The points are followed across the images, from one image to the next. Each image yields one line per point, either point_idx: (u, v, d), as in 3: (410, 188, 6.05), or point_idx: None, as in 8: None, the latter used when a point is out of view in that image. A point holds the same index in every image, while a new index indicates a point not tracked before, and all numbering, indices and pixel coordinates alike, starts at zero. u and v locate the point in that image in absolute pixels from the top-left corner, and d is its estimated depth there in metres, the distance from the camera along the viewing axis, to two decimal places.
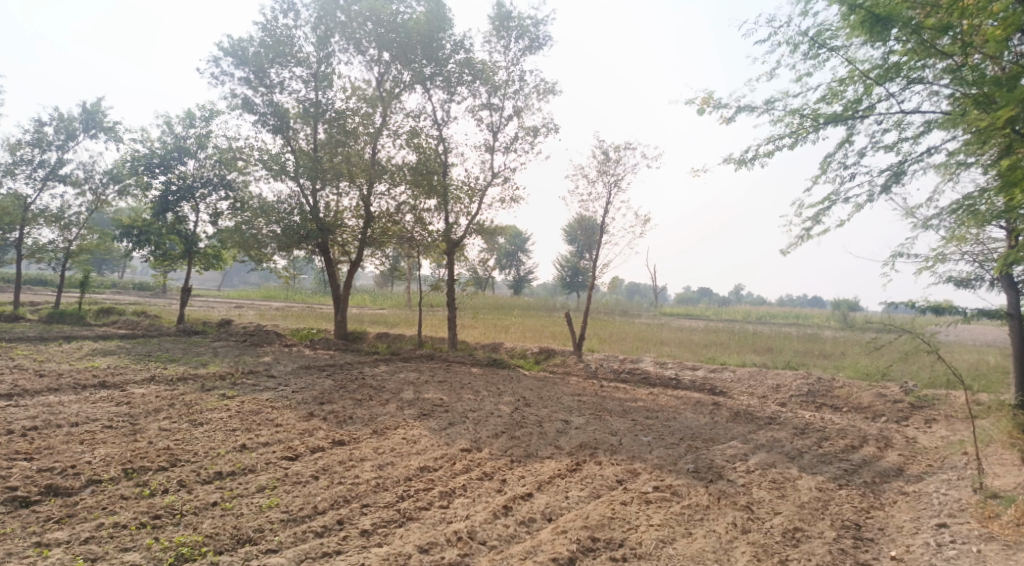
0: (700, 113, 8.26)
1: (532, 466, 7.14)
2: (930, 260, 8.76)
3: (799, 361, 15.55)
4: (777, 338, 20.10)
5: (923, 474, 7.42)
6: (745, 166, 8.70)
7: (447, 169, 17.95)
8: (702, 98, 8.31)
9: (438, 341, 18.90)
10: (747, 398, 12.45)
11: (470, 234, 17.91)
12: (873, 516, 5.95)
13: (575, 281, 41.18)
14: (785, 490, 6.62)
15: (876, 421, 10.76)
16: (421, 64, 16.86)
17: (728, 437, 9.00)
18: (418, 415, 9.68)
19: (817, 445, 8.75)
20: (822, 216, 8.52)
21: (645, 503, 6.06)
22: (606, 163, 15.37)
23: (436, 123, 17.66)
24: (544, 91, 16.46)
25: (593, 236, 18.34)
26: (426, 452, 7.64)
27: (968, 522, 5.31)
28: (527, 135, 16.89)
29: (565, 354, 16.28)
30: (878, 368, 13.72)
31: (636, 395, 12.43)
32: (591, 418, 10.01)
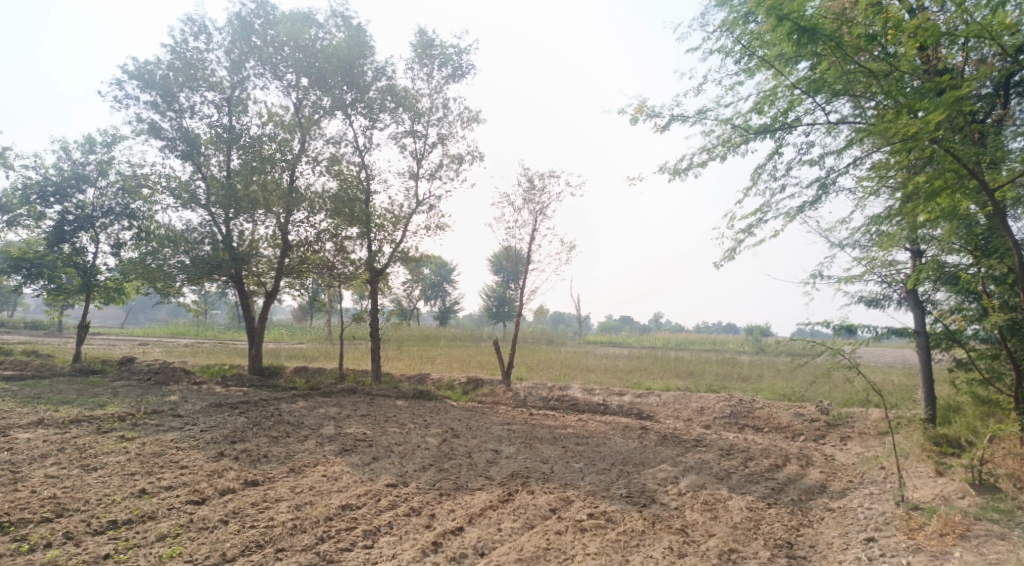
0: (636, 119, 8.01)
1: (462, 498, 6.82)
2: (844, 280, 9.10)
3: (720, 385, 15.93)
4: (698, 362, 20.59)
5: (845, 490, 7.58)
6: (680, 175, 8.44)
7: (369, 196, 17.52)
8: (637, 106, 8.09)
9: (361, 374, 18.25)
10: (674, 422, 12.55)
11: (394, 263, 17.51)
12: (803, 533, 5.97)
13: (501, 311, 41.14)
14: (717, 512, 6.59)
15: (795, 440, 11.05)
16: (342, 90, 16.58)
17: (658, 461, 8.97)
18: (339, 451, 9.16)
19: (744, 465, 8.84)
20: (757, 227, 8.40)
21: (580, 532, 5.85)
22: (530, 190, 15.44)
23: (358, 150, 17.30)
24: (468, 119, 16.46)
25: (519, 265, 18.29)
26: (348, 489, 7.19)
27: (894, 534, 5.35)
28: (452, 162, 16.80)
29: (493, 383, 16.03)
30: (794, 389, 14.19)
31: (565, 422, 12.30)
32: (521, 447, 9.78)
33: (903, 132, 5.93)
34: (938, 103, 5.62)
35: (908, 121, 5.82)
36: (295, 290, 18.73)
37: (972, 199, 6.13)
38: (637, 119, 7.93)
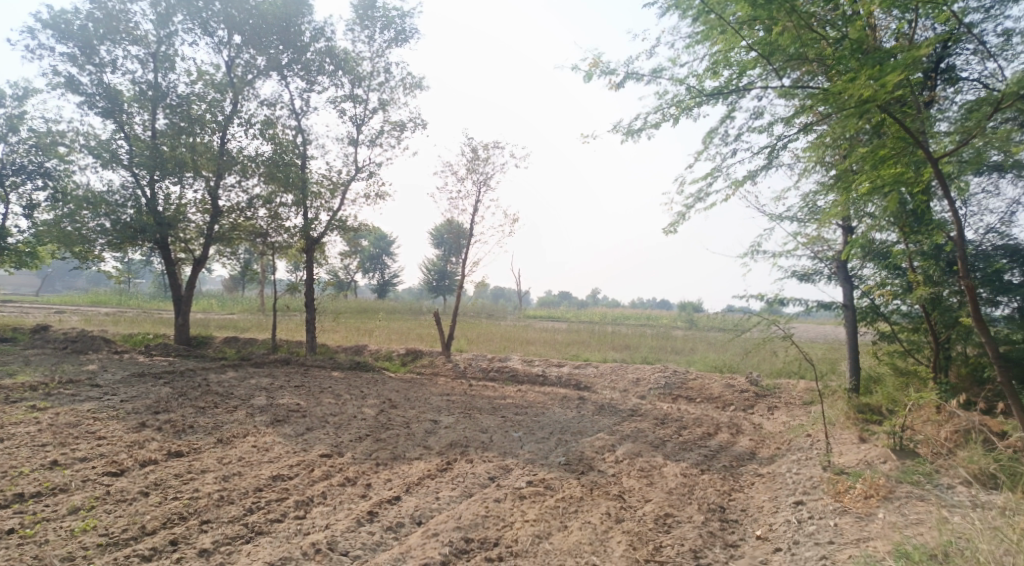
0: (587, 75, 7.26)
1: (399, 468, 6.68)
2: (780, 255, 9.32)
3: (655, 357, 16.30)
4: (634, 336, 21.04)
5: (773, 457, 7.83)
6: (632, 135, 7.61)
7: (306, 161, 16.87)
8: (591, 59, 7.33)
9: (294, 345, 17.75)
10: (611, 392, 12.72)
11: (331, 231, 16.96)
12: (734, 498, 6.12)
13: (442, 285, 40.86)
14: (652, 478, 6.68)
15: (726, 410, 11.37)
16: (277, 50, 15.82)
17: (595, 430, 9.05)
18: (271, 421, 8.85)
19: (677, 434, 9.02)
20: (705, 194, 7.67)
21: (519, 499, 5.82)
22: (474, 161, 15.19)
23: (294, 113, 16.60)
24: (412, 85, 16.00)
25: (461, 239, 18.06)
26: (279, 460, 6.94)
27: (822, 497, 5.51)
28: (393, 129, 16.33)
29: (433, 355, 15.86)
30: (725, 361, 14.65)
31: (504, 393, 12.28)
32: (460, 417, 9.69)
33: (856, 96, 5.19)
34: (897, 63, 4.95)
35: (863, 86, 5.13)
36: (225, 257, 17.95)
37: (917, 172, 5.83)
38: (589, 74, 7.21)
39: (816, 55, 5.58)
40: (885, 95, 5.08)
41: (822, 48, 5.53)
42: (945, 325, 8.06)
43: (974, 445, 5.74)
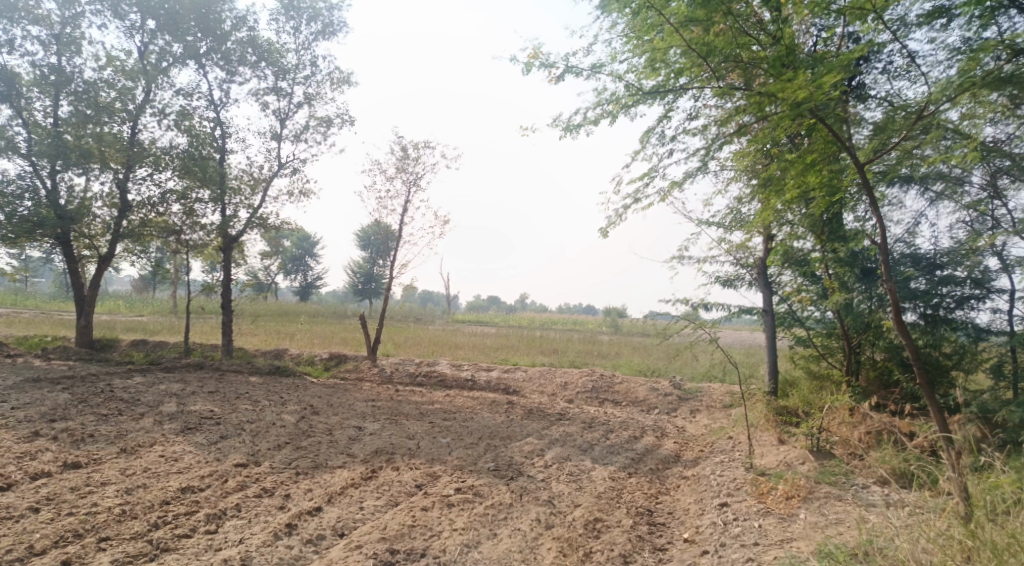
0: (528, 67, 6.86)
1: (322, 476, 6.37)
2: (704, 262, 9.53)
3: (582, 361, 16.44)
4: (562, 340, 21.18)
5: (698, 459, 7.96)
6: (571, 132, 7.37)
7: (225, 155, 16.09)
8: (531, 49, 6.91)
9: (210, 349, 16.87)
10: (539, 396, 12.70)
11: (251, 229, 16.23)
12: (661, 501, 6.16)
13: (368, 288, 40.01)
14: (581, 482, 6.65)
15: (651, 413, 11.54)
16: (195, 37, 15.05)
17: (524, 434, 8.98)
18: (181, 429, 8.31)
19: (605, 437, 9.06)
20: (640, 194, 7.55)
21: (447, 507, 5.65)
22: (404, 161, 14.90)
23: (213, 104, 15.83)
24: (340, 80, 15.55)
25: (389, 242, 17.70)
26: (190, 470, 6.49)
27: (745, 499, 5.60)
28: (319, 126, 15.83)
29: (358, 360, 15.42)
30: (650, 366, 14.94)
31: (432, 398, 12.04)
32: (386, 423, 9.40)
33: (793, 97, 5.15)
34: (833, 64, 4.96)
35: (800, 87, 5.11)
36: (135, 255, 16.86)
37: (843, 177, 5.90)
38: (530, 68, 6.83)
39: (750, 58, 5.53)
40: (820, 96, 5.09)
41: (757, 52, 5.49)
42: (857, 330, 8.43)
43: (885, 445, 6.01)
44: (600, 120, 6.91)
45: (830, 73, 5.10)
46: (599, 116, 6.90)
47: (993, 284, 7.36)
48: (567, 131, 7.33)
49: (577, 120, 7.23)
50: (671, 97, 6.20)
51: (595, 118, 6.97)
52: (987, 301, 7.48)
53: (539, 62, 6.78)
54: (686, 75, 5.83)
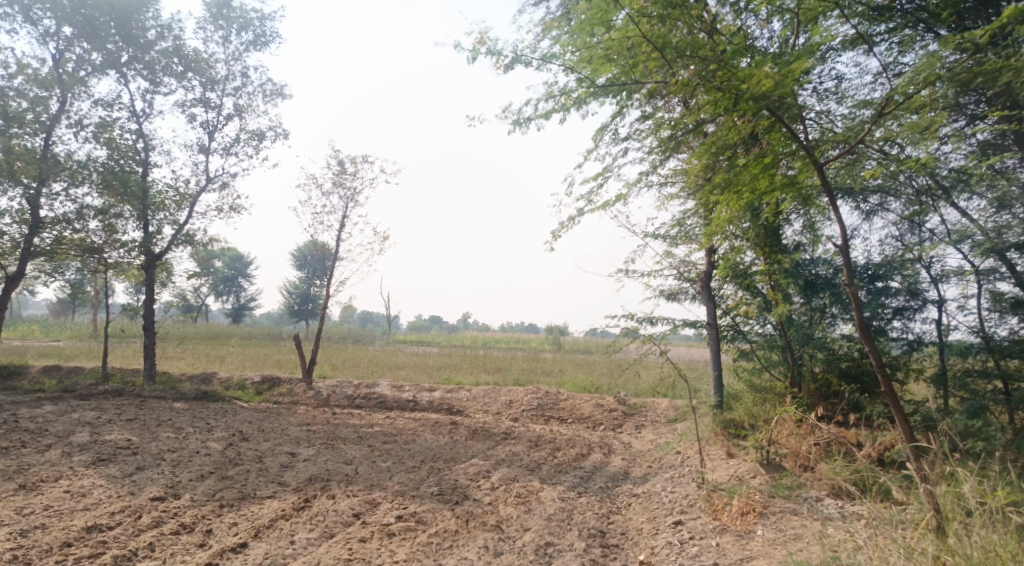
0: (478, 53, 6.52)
1: (248, 509, 5.84)
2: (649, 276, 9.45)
3: (526, 379, 16.19)
4: (505, 359, 20.86)
5: (647, 475, 7.77)
6: (521, 126, 7.07)
7: (148, 169, 15.23)
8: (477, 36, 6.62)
9: (130, 373, 15.78)
10: (483, 415, 12.36)
11: (176, 246, 15.36)
12: (613, 521, 5.92)
13: (304, 309, 38.83)
14: (530, 504, 6.34)
15: (596, 429, 11.35)
16: (115, 45, 14.24)
17: (469, 456, 8.62)
18: (92, 461, 7.57)
19: (552, 456, 8.79)
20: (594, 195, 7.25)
21: (387, 538, 5.24)
22: (341, 175, 14.43)
23: (135, 115, 14.99)
24: (272, 91, 15.02)
25: (326, 264, 17.13)
26: (98, 507, 5.83)
27: (700, 516, 5.41)
28: (250, 139, 15.22)
29: (292, 382, 14.71)
30: (592, 382, 14.82)
31: (372, 420, 11.52)
32: (322, 448, 8.88)
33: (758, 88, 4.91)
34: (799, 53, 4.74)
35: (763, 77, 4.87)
36: (47, 275, 15.63)
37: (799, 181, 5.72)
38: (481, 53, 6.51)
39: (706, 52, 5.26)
40: (788, 85, 4.85)
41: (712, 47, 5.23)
42: (799, 342, 8.48)
43: (835, 456, 5.96)
44: (551, 114, 6.55)
45: (796, 64, 4.90)
46: (550, 110, 6.55)
47: (929, 293, 7.48)
48: (516, 124, 7.02)
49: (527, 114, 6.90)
50: (623, 94, 5.90)
51: (546, 111, 6.62)
52: (923, 311, 7.58)
53: (485, 47, 6.50)
54: (641, 69, 5.55)
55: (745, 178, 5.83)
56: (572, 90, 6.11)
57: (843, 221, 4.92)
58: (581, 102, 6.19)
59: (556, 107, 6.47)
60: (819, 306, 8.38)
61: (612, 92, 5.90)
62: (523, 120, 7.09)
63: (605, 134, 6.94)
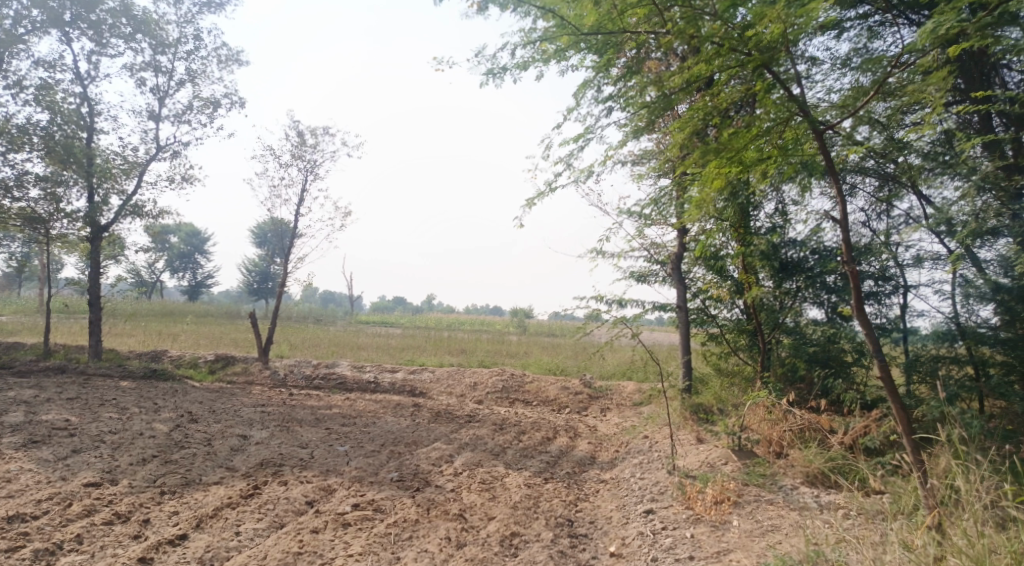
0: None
1: (191, 497, 5.41)
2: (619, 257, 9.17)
3: (490, 360, 15.92)
4: (469, 340, 20.55)
5: (614, 460, 7.56)
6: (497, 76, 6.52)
7: (93, 136, 14.36)
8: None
9: (74, 350, 15.00)
10: (446, 398, 12.04)
11: (124, 218, 14.56)
12: (581, 509, 5.68)
13: (264, 287, 37.84)
14: (495, 491, 6.06)
15: (561, 412, 11.13)
16: (58, 1, 13.29)
17: (431, 439, 8.30)
18: (23, 444, 7.02)
19: (517, 440, 8.52)
20: (579, 152, 6.91)
21: (342, 528, 4.90)
22: (301, 146, 13.83)
23: (78, 77, 14.09)
24: (228, 57, 14.28)
25: (285, 242, 16.55)
26: (23, 494, 5.34)
27: (672, 505, 5.19)
28: (205, 106, 14.48)
29: (247, 362, 14.17)
30: (557, 364, 14.60)
31: (330, 402, 11.10)
32: (276, 431, 8.46)
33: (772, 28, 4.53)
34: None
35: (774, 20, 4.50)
36: None
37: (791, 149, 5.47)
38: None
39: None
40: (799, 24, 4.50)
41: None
42: (770, 326, 8.35)
43: (808, 444, 5.81)
44: (527, 65, 6.07)
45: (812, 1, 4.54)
46: (526, 62, 6.05)
47: (900, 278, 7.40)
48: (491, 74, 6.46)
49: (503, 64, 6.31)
50: (608, 46, 5.49)
51: (521, 63, 6.12)
52: (893, 296, 7.52)
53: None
54: (630, 18, 5.11)
55: (736, 144, 5.52)
56: (553, 35, 5.61)
57: (844, 191, 4.68)
58: (562, 55, 5.74)
59: (534, 57, 5.98)
60: (791, 289, 8.24)
61: (596, 45, 5.46)
62: (497, 71, 6.52)
63: (587, 91, 6.53)
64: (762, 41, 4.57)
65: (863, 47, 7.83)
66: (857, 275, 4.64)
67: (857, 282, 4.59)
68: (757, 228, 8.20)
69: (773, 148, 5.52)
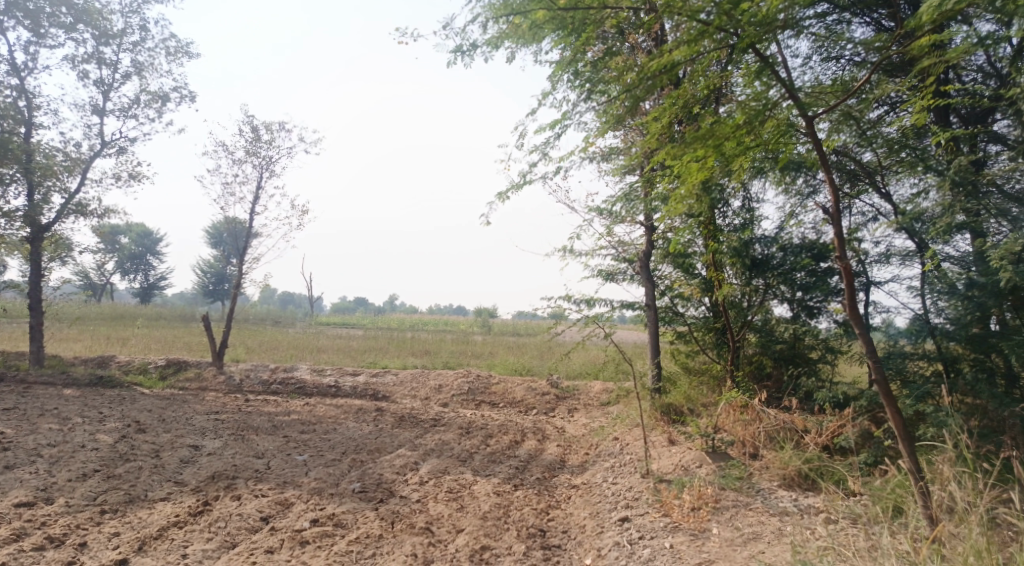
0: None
1: (134, 516, 5.00)
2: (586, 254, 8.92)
3: (455, 361, 15.62)
4: (433, 341, 20.22)
5: (584, 464, 7.35)
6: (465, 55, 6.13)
7: (31, 131, 13.55)
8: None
9: (13, 357, 14.15)
10: (410, 401, 11.70)
11: (67, 218, 13.81)
12: (553, 517, 5.46)
13: (219, 289, 36.72)
14: (463, 501, 5.80)
15: (528, 414, 10.91)
16: None
17: (395, 446, 7.98)
18: None
19: (484, 444, 8.25)
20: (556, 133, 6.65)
21: (301, 546, 4.58)
22: (255, 143, 13.31)
23: (15, 69, 13.29)
24: (177, 49, 13.66)
25: (239, 241, 15.95)
26: None
27: (648, 512, 5.00)
28: (153, 101, 13.83)
29: (201, 367, 13.57)
30: (523, 364, 14.37)
31: (289, 408, 10.67)
32: (230, 440, 8.02)
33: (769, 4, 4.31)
34: None
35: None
36: None
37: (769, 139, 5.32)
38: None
39: None
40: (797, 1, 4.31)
41: None
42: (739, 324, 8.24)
43: (784, 446, 5.69)
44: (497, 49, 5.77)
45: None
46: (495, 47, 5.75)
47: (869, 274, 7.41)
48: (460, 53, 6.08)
49: (472, 40, 5.99)
50: (584, 26, 5.20)
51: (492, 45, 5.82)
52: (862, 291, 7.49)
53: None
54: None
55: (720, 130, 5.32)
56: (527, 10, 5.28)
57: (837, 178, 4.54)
58: (536, 33, 5.43)
59: (506, 34, 5.66)
60: (760, 287, 8.08)
61: (572, 23, 5.16)
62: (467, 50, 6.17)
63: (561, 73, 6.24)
64: (757, 13, 4.35)
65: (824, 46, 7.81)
66: (851, 272, 4.47)
67: (850, 276, 4.43)
68: (728, 224, 8.06)
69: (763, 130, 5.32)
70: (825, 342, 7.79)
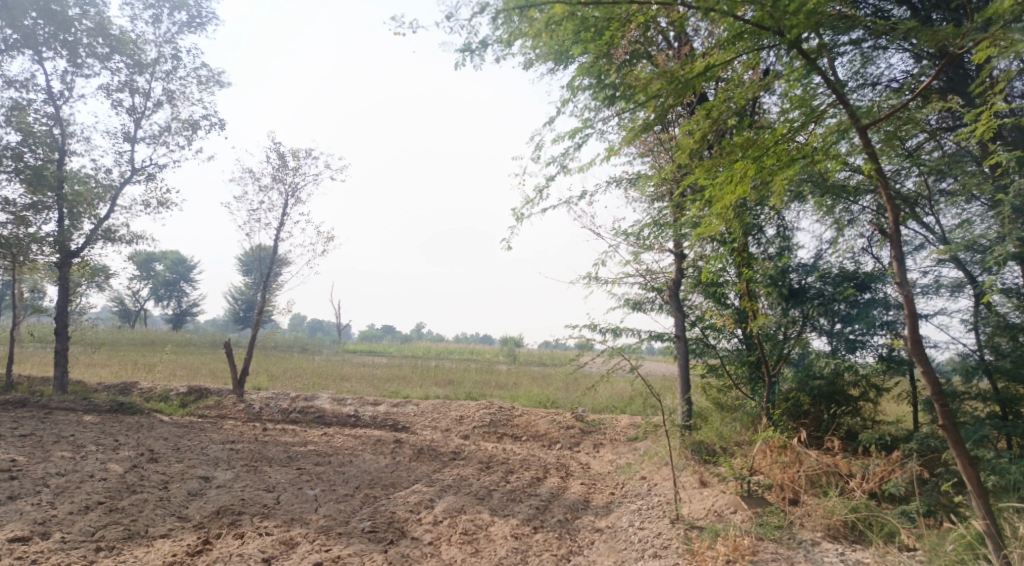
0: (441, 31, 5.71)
1: (130, 554, 4.75)
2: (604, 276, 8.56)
3: (479, 392, 15.26)
4: (458, 370, 19.91)
5: (609, 505, 6.93)
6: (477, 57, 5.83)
7: (63, 157, 13.76)
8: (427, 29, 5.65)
9: (39, 382, 14.19)
10: (430, 432, 11.38)
11: (95, 243, 13.93)
12: (574, 565, 5.09)
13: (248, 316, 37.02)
14: (478, 544, 5.44)
15: (552, 449, 10.48)
16: (31, 19, 12.84)
17: (411, 481, 7.66)
18: None
19: (504, 481, 7.87)
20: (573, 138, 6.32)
21: None
22: (280, 169, 13.34)
23: (50, 97, 13.57)
24: (208, 78, 13.86)
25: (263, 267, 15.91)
26: None
27: (678, 563, 4.60)
28: (183, 128, 14.01)
29: (221, 395, 13.46)
30: (548, 396, 13.93)
31: (306, 438, 10.42)
32: (242, 472, 7.79)
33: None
34: None
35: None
36: None
37: (809, 156, 4.96)
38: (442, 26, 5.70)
39: None
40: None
41: None
42: (774, 358, 7.80)
43: (827, 492, 5.24)
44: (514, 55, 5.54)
45: None
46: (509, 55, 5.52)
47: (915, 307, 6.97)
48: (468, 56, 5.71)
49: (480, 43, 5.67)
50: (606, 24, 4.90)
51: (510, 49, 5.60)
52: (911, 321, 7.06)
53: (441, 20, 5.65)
54: None
55: (757, 142, 4.98)
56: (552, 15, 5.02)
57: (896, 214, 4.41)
58: (558, 41, 5.17)
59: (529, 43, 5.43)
60: (798, 318, 7.65)
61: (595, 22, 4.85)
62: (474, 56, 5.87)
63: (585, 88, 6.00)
64: (802, 6, 4.05)
65: (858, 71, 7.51)
66: (911, 299, 4.17)
67: (910, 301, 4.13)
68: (764, 250, 7.69)
69: (806, 144, 5.00)
70: (867, 380, 7.36)
